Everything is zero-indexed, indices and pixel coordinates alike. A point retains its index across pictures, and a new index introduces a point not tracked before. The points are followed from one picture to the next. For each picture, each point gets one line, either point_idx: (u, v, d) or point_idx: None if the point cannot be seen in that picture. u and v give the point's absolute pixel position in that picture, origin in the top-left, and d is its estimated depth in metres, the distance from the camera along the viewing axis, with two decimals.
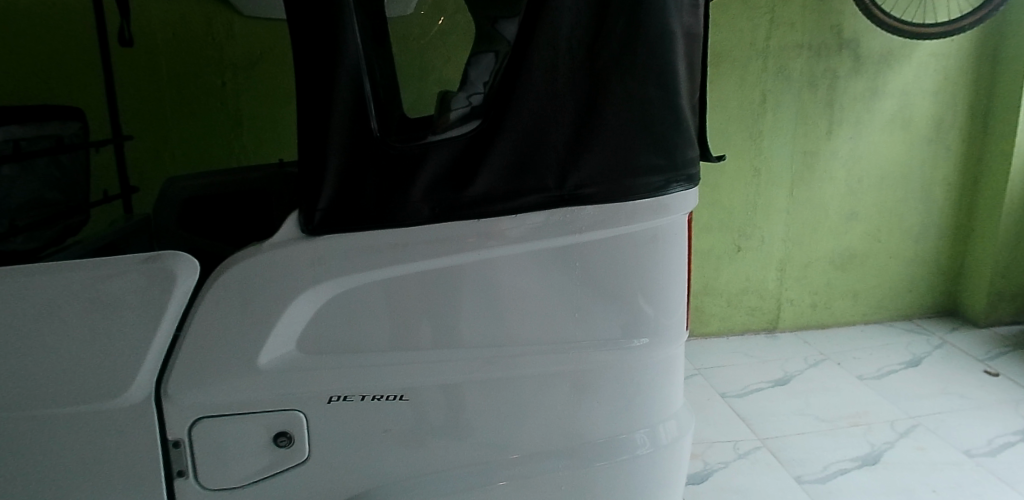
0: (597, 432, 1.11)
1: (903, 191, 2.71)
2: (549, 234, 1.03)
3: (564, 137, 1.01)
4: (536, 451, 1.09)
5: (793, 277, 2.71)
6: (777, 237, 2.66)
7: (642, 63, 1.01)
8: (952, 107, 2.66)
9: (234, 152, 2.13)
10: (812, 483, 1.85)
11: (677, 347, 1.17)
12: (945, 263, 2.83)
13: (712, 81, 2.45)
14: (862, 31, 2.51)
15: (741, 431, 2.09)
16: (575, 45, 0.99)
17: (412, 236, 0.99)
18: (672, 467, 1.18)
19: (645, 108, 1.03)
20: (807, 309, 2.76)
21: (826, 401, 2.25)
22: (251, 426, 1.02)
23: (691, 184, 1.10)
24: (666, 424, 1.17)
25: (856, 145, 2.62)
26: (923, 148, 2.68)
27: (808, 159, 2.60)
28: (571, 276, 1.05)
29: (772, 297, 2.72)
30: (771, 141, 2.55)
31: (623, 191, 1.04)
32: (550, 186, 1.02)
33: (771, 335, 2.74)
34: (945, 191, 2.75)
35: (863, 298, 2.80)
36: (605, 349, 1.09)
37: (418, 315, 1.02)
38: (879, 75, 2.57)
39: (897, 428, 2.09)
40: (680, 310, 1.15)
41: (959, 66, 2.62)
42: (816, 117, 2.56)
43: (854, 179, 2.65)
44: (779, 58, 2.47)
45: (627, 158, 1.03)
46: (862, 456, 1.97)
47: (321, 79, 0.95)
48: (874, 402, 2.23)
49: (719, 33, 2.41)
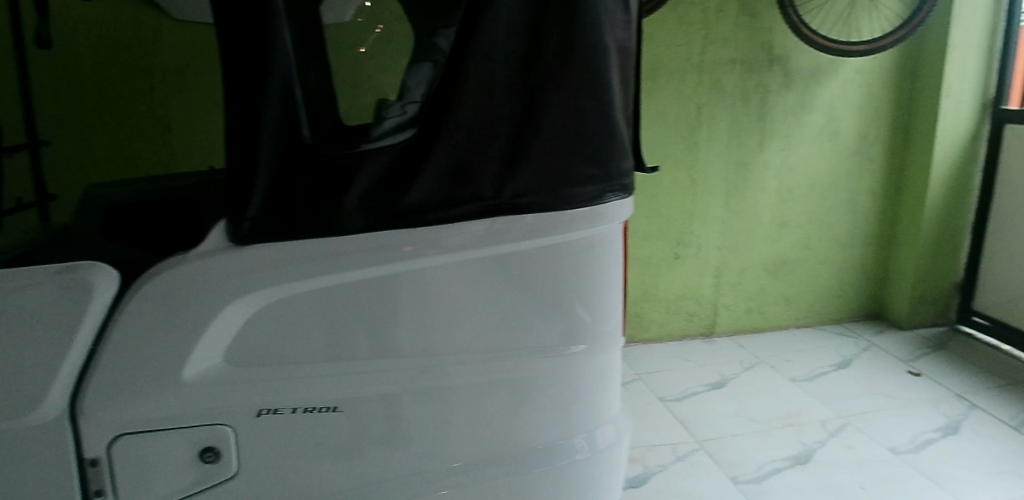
0: (535, 439, 1.12)
1: (831, 200, 2.83)
2: (487, 243, 1.03)
3: (500, 146, 1.02)
4: (476, 460, 1.09)
5: (728, 283, 2.80)
6: (713, 244, 2.74)
7: (576, 75, 1.03)
8: (875, 122, 2.80)
9: (162, 159, 2.07)
10: (748, 482, 1.91)
11: (613, 353, 1.19)
12: (871, 269, 2.97)
13: (650, 94, 2.51)
14: (791, 48, 2.61)
15: (679, 434, 2.14)
16: (510, 56, 1.01)
17: (347, 245, 0.98)
18: (610, 471, 1.19)
19: (579, 119, 1.04)
20: (741, 314, 2.85)
21: (760, 403, 2.32)
22: (176, 441, 0.99)
23: (625, 194, 1.13)
24: (603, 429, 1.19)
25: (787, 156, 2.72)
26: (850, 160, 2.81)
27: (742, 169, 2.69)
28: (508, 284, 1.06)
29: (709, 303, 2.80)
30: (707, 152, 2.63)
31: (559, 200, 1.05)
32: (486, 195, 1.02)
33: (708, 339, 2.81)
34: (871, 201, 2.88)
35: (794, 304, 2.90)
36: (542, 356, 1.10)
37: (353, 325, 1.01)
38: (809, 90, 2.68)
39: (828, 428, 2.18)
40: (615, 316, 1.17)
41: (882, 83, 2.77)
42: (749, 129, 2.65)
43: (786, 188, 2.76)
44: (714, 73, 2.55)
45: (563, 167, 1.05)
46: (795, 455, 2.04)
47: (251, 86, 0.94)
48: (805, 403, 2.32)
49: (656, 47, 2.47)
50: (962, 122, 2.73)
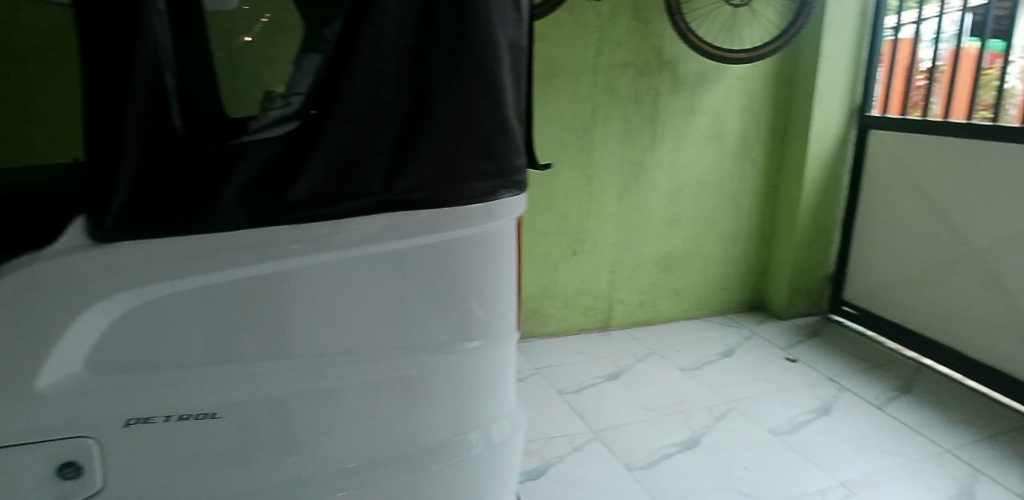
0: (429, 437, 1.11)
1: (718, 198, 2.99)
2: (380, 239, 1.02)
3: (390, 141, 1.01)
4: (371, 460, 1.07)
5: (623, 278, 2.90)
6: (608, 241, 2.83)
7: (467, 71, 1.03)
8: (756, 126, 2.98)
9: (20, 151, 1.89)
10: (641, 468, 1.99)
11: (508, 348, 1.20)
12: (753, 263, 3.17)
13: (547, 94, 2.56)
14: (680, 54, 2.74)
15: (577, 426, 2.19)
16: (398, 50, 0.99)
17: (226, 242, 0.94)
18: (505, 464, 1.21)
19: (471, 116, 1.05)
20: (635, 308, 2.96)
21: (652, 392, 2.42)
22: (30, 457, 0.92)
23: (518, 190, 1.14)
24: (498, 423, 1.20)
25: (677, 157, 2.85)
26: (734, 161, 2.98)
27: (635, 168, 2.79)
28: (401, 281, 1.04)
29: (605, 298, 2.89)
30: (602, 151, 2.71)
31: (451, 196, 1.05)
32: (376, 190, 1.01)
33: (605, 333, 2.90)
34: (753, 199, 3.07)
35: (684, 297, 3.05)
36: (436, 353, 1.09)
37: (236, 327, 0.96)
38: (696, 94, 2.82)
39: (714, 413, 2.30)
40: (509, 311, 1.18)
41: (762, 89, 2.95)
42: (641, 130, 2.76)
43: (676, 187, 2.89)
44: (608, 75, 2.64)
45: (453, 164, 1.05)
46: (684, 440, 2.14)
47: (115, 72, 0.88)
48: (694, 391, 2.44)
49: (552, 48, 2.53)
50: (832, 127, 2.97)
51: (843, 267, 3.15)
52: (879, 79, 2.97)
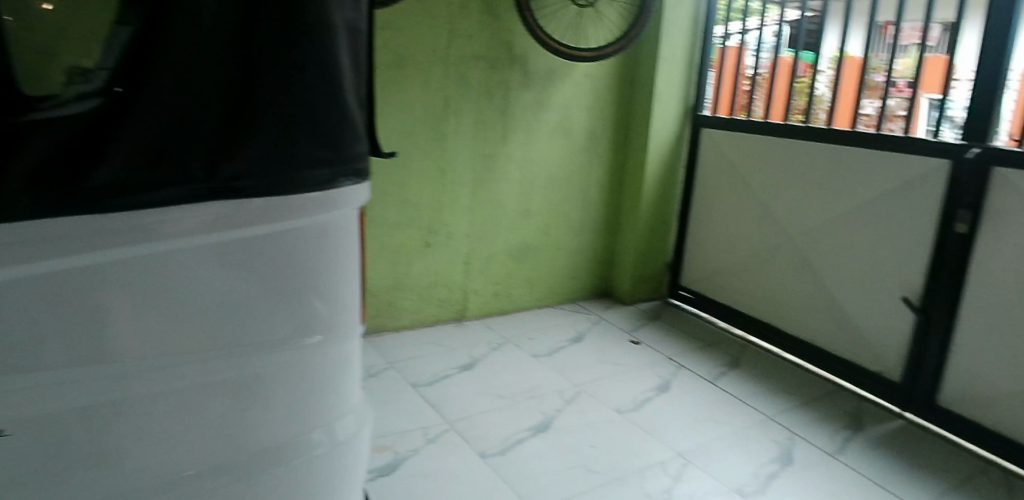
0: (267, 439, 1.05)
1: (567, 190, 3.10)
2: (211, 229, 0.95)
3: (212, 124, 0.95)
4: (210, 466, 1.00)
5: (477, 269, 2.92)
6: (461, 232, 2.84)
7: (298, 52, 0.99)
8: (601, 121, 3.12)
9: None
10: (495, 455, 2.02)
11: (351, 342, 1.17)
12: (601, 253, 3.32)
13: (397, 83, 2.52)
14: (529, 49, 2.81)
15: (431, 418, 2.19)
16: (219, 27, 0.93)
17: (10, 234, 0.83)
18: (349, 461, 1.18)
19: (304, 100, 1.00)
20: (489, 298, 3.00)
21: (506, 380, 2.47)
22: None
23: (359, 178, 1.12)
24: (343, 420, 1.16)
25: (528, 150, 2.92)
26: (581, 155, 3.10)
27: (488, 161, 2.82)
28: (232, 274, 0.97)
29: (459, 289, 2.90)
30: (454, 143, 2.72)
31: (282, 183, 1.00)
32: (196, 176, 0.94)
33: (459, 324, 2.91)
34: (599, 191, 3.22)
35: (536, 286, 3.13)
36: (274, 350, 1.04)
37: (32, 332, 0.84)
38: (545, 89, 2.90)
39: (565, 397, 2.39)
40: (351, 304, 1.15)
41: (607, 86, 3.09)
42: (493, 123, 2.79)
43: (527, 180, 2.96)
44: (459, 66, 2.65)
45: (285, 149, 1.00)
46: (536, 424, 2.21)
47: None
48: (546, 377, 2.52)
49: (402, 36, 2.50)
50: (669, 125, 3.19)
51: (680, 255, 3.40)
52: (710, 83, 3.24)
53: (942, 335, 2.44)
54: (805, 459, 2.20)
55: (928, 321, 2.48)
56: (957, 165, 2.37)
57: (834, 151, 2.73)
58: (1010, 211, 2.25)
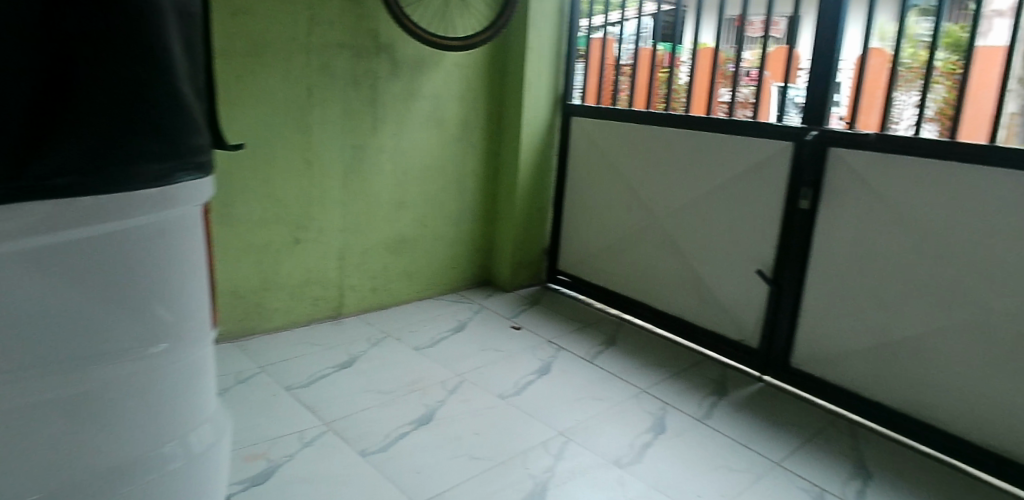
0: (113, 458, 0.96)
1: (442, 180, 3.08)
2: (30, 231, 0.85)
3: (21, 116, 0.85)
4: (48, 492, 0.90)
5: (352, 264, 2.85)
6: (333, 227, 2.75)
7: (123, 37, 0.92)
8: (474, 110, 3.13)
9: None
10: (376, 452, 1.99)
11: (202, 348, 1.11)
12: (480, 242, 3.34)
13: (255, 73, 2.41)
14: (396, 38, 2.77)
15: (308, 420, 2.11)
16: (25, 6, 0.84)
17: None
18: (208, 473, 1.11)
19: (132, 89, 0.94)
20: (367, 293, 2.93)
21: (387, 375, 2.43)
22: None
23: (200, 173, 1.06)
24: (198, 430, 1.10)
25: (400, 141, 2.88)
26: (455, 145, 3.09)
27: (358, 152, 2.75)
28: (60, 281, 0.88)
29: (334, 285, 2.81)
30: (321, 134, 2.63)
31: (112, 179, 0.92)
32: (5, 174, 0.83)
33: (336, 321, 2.83)
34: (476, 181, 3.23)
35: (416, 278, 3.10)
36: (115, 361, 0.95)
37: None
38: (415, 78, 2.86)
39: (447, 387, 2.39)
40: (199, 307, 1.09)
41: (478, 75, 3.10)
42: (361, 114, 2.73)
43: (401, 171, 2.91)
44: (322, 55, 2.57)
45: (112, 142, 0.92)
46: (419, 418, 2.19)
47: None
48: (427, 369, 2.50)
49: (258, 23, 2.38)
50: (540, 113, 3.25)
51: (556, 240, 3.49)
52: (579, 73, 3.33)
53: (792, 302, 2.67)
54: (676, 427, 2.34)
55: (779, 291, 2.70)
56: (799, 147, 2.59)
57: (693, 136, 2.89)
58: (845, 188, 2.50)
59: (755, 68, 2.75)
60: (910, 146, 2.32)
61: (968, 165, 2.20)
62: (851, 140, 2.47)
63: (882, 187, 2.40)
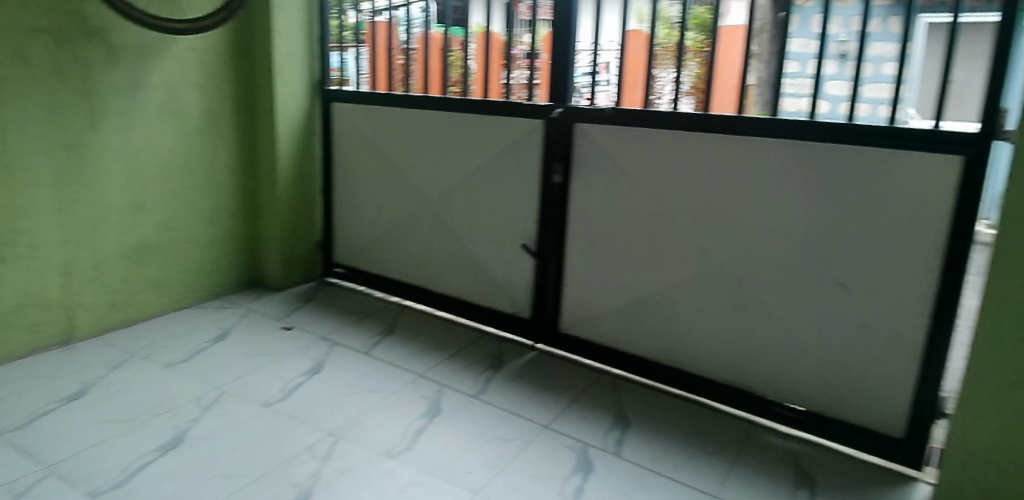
0: None
1: (189, 177, 2.88)
2: None
3: None
4: None
5: (82, 280, 2.55)
6: (51, 240, 2.43)
7: None
8: (218, 99, 2.94)
9: None
10: (109, 491, 1.78)
11: None
12: (243, 241, 3.16)
13: None
14: (109, 22, 2.51)
15: (22, 467, 1.84)
16: None
17: None
18: None
19: None
20: (105, 310, 2.65)
21: (130, 400, 2.19)
22: None
23: None
24: None
25: (128, 137, 2.62)
26: (201, 138, 2.91)
27: (74, 153, 2.46)
28: None
29: (59, 306, 2.50)
30: (21, 134, 2.31)
31: None
32: None
33: (65, 348, 2.51)
34: (230, 175, 3.05)
35: (167, 288, 2.86)
36: None
37: None
38: (139, 66, 2.62)
39: (202, 404, 2.21)
40: None
41: (219, 61, 2.92)
42: (72, 109, 2.43)
43: (132, 170, 2.66)
44: (10, 42, 2.24)
45: None
46: (165, 443, 2.00)
47: None
48: (179, 387, 2.30)
49: None
50: (296, 102, 3.15)
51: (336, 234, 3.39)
52: (363, 57, 3.23)
53: (555, 271, 2.84)
54: (452, 406, 2.38)
55: (543, 261, 2.86)
56: (548, 125, 2.76)
57: (446, 117, 2.97)
58: (590, 160, 2.70)
59: (532, 52, 2.80)
60: (640, 118, 2.58)
61: (685, 132, 2.50)
62: (589, 115, 2.67)
63: (620, 158, 2.64)
